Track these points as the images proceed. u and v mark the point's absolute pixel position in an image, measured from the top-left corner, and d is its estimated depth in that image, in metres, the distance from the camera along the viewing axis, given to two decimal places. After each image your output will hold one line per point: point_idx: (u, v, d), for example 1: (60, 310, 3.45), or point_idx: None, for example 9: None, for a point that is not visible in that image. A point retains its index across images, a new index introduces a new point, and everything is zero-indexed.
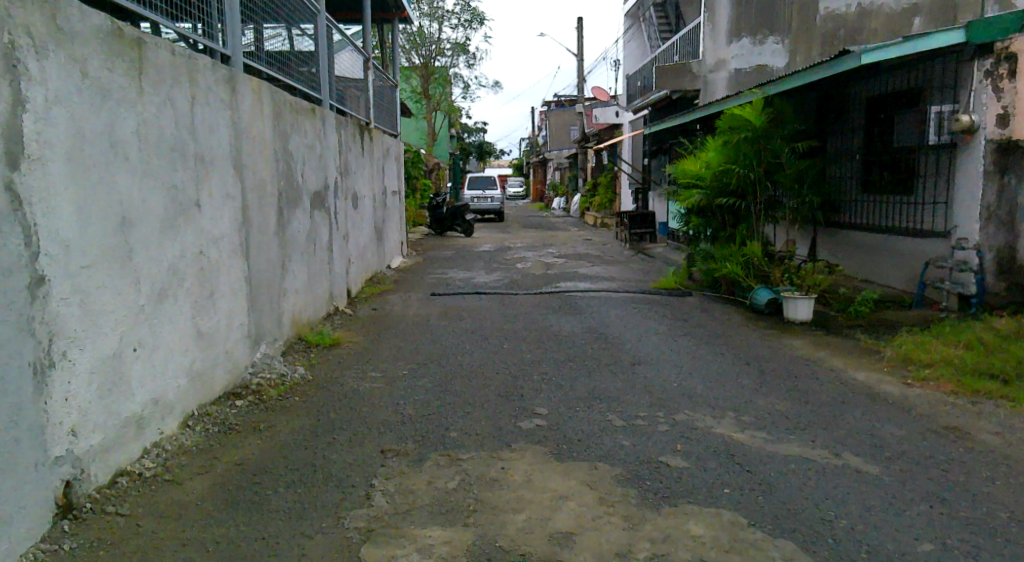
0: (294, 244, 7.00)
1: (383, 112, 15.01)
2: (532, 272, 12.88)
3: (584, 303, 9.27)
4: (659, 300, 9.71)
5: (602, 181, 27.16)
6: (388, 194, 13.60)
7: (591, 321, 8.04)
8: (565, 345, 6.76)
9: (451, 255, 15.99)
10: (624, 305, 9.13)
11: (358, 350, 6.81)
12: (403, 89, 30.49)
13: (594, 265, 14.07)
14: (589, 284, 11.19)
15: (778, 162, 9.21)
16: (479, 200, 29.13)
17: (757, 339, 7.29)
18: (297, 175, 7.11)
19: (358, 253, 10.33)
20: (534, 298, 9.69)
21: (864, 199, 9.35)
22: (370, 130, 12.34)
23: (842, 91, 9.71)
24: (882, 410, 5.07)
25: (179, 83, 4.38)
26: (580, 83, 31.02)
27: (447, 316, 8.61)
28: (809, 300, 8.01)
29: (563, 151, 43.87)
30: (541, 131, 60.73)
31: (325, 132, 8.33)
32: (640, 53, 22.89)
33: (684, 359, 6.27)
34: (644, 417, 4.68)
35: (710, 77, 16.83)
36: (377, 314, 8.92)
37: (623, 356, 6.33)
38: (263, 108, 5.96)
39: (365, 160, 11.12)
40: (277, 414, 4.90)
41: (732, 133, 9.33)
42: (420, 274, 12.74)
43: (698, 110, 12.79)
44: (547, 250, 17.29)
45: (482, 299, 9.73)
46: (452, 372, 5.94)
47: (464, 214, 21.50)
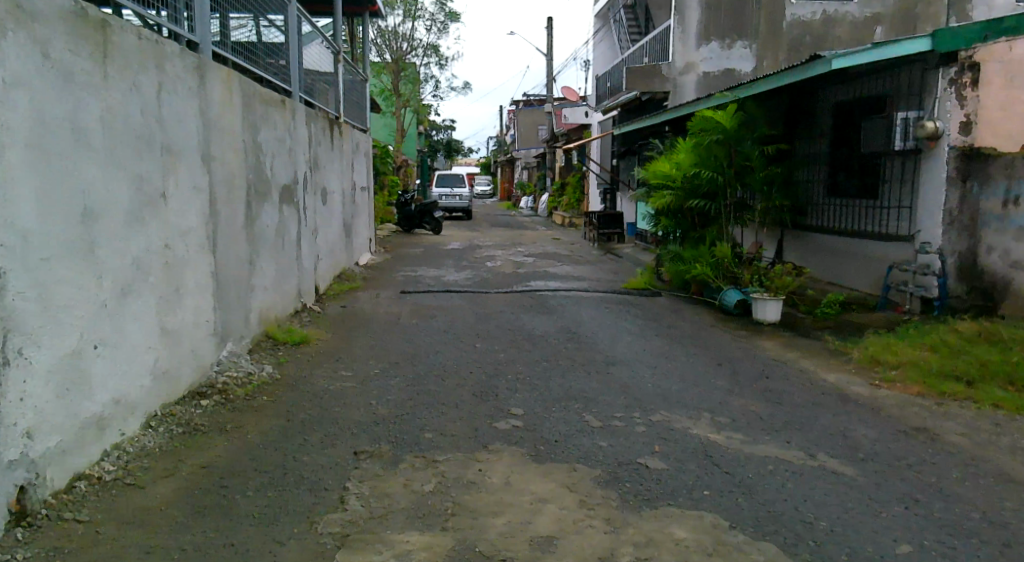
0: (262, 239, 6.83)
1: (352, 107, 14.81)
2: (502, 271, 12.82)
3: (555, 302, 9.24)
4: (629, 300, 9.72)
5: (571, 182, 27.23)
6: (358, 189, 13.45)
7: (564, 320, 8.00)
8: (539, 345, 6.70)
9: (420, 253, 15.86)
10: (595, 305, 9.11)
11: (327, 349, 6.68)
12: (374, 85, 30.27)
13: (564, 264, 14.06)
14: (560, 283, 11.17)
15: (748, 165, 9.24)
16: (448, 198, 28.97)
17: (729, 340, 7.32)
18: (266, 168, 6.94)
19: (327, 249, 10.18)
20: (505, 297, 9.62)
21: (831, 203, 9.41)
22: (340, 125, 12.16)
23: (811, 96, 9.75)
24: (853, 411, 5.09)
25: (146, 69, 4.22)
26: (549, 83, 31.05)
27: (418, 315, 8.51)
28: (779, 302, 8.06)
29: (531, 151, 43.90)
30: (508, 131, 60.71)
31: (294, 125, 8.15)
32: (610, 54, 22.94)
33: (658, 359, 6.26)
34: (621, 418, 4.64)
35: (681, 80, 15.95)
36: (346, 312, 8.78)
37: (597, 356, 6.29)
38: (231, 98, 5.79)
39: (334, 155, 10.94)
40: (245, 414, 4.77)
41: (703, 135, 9.33)
42: (389, 271, 12.60)
43: (667, 111, 12.79)
44: (517, 249, 17.24)
45: (452, 298, 9.64)
46: (424, 371, 5.84)
47: (433, 212, 21.36)
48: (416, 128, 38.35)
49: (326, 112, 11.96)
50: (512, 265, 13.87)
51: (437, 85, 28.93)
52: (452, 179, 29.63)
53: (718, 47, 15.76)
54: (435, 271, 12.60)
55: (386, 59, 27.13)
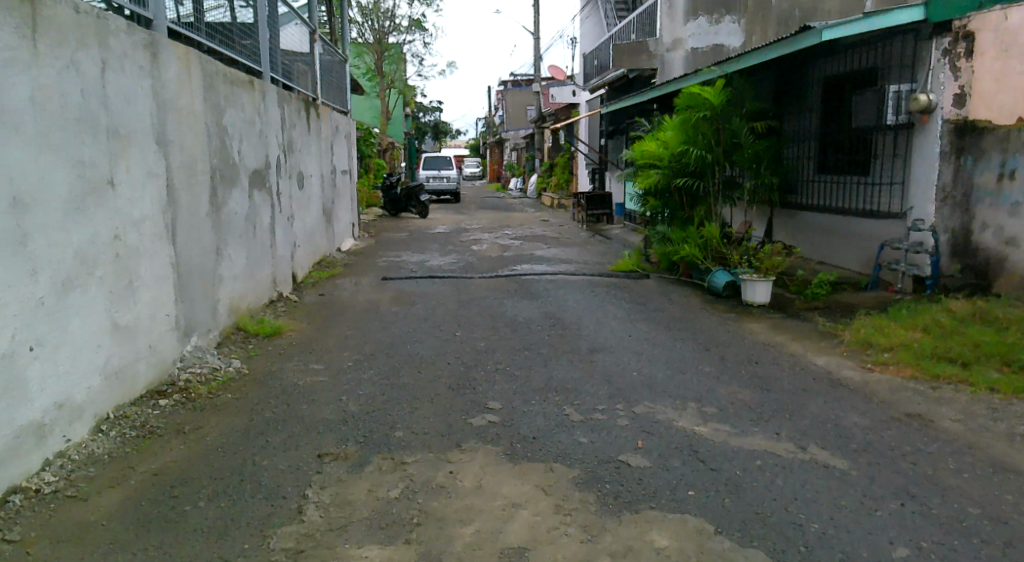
0: (230, 227, 6.55)
1: (331, 89, 14.46)
2: (488, 255, 12.56)
3: (540, 286, 9.00)
4: (616, 283, 9.49)
5: (560, 162, 26.91)
6: (339, 173, 13.14)
7: (548, 305, 7.77)
8: (520, 333, 6.47)
9: (405, 238, 15.57)
10: (581, 289, 8.88)
11: (300, 340, 6.43)
12: (358, 66, 29.82)
13: (551, 247, 13.80)
14: (546, 266, 10.93)
15: (736, 142, 8.97)
16: (436, 181, 28.61)
17: (716, 322, 7.10)
18: (233, 153, 6.65)
19: (305, 235, 9.90)
20: (489, 282, 9.38)
21: (821, 180, 9.17)
22: (319, 107, 11.83)
23: (800, 69, 9.47)
24: (844, 397, 4.87)
25: (88, 45, 3.98)
26: (536, 62, 30.61)
27: (397, 302, 8.25)
28: (768, 283, 7.84)
29: (520, 132, 43.49)
30: (497, 112, 60.16)
31: (265, 108, 7.84)
32: (597, 32, 22.55)
33: (643, 345, 6.03)
34: (602, 410, 4.41)
35: (667, 57, 16.26)
36: (325, 302, 8.52)
37: (580, 343, 6.06)
38: (191, 78, 5.50)
39: (312, 138, 10.64)
40: (207, 414, 4.55)
41: (689, 112, 9.06)
42: (372, 257, 12.33)
43: (654, 89, 12.51)
44: (504, 232, 16.98)
45: (434, 284, 9.38)
46: (399, 363, 5.60)
47: (419, 195, 21.05)
48: (403, 110, 37.85)
49: (303, 94, 11.63)
50: (497, 248, 13.61)
51: (422, 66, 28.49)
52: (439, 161, 29.23)
53: (705, 21, 15.50)
54: (420, 256, 12.34)
55: (369, 40, 26.67)
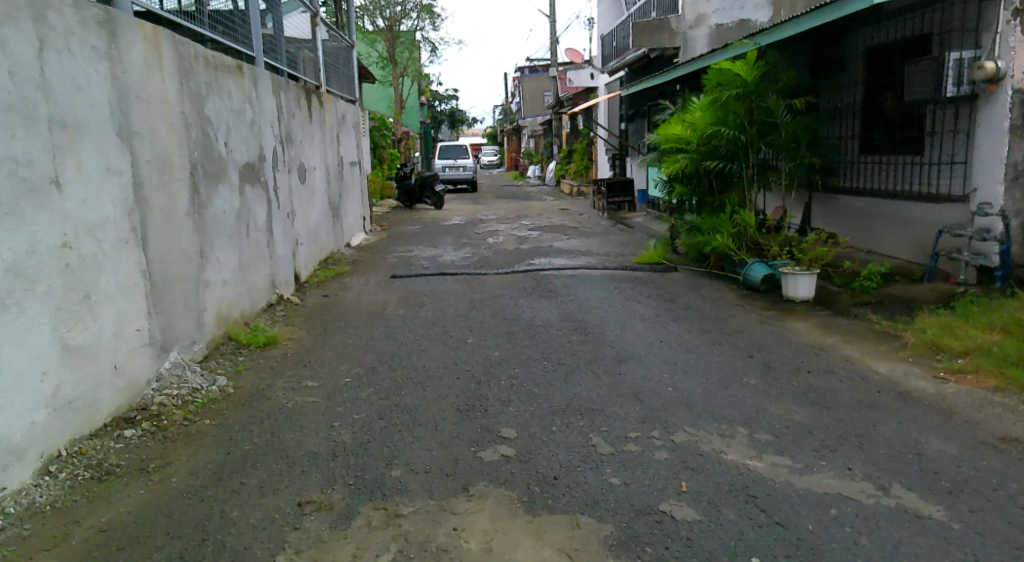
0: (216, 226, 5.94)
1: (337, 76, 13.81)
2: (504, 248, 11.89)
3: (559, 283, 8.32)
4: (641, 278, 8.79)
5: (578, 148, 26.14)
6: (346, 165, 12.50)
7: (568, 305, 7.09)
8: (538, 338, 5.81)
9: (417, 231, 14.92)
10: (604, 285, 8.19)
11: (296, 352, 5.83)
12: (369, 54, 29.14)
13: (570, 238, 13.11)
14: (565, 260, 10.23)
15: (773, 122, 8.21)
16: (451, 170, 27.92)
17: (756, 321, 6.40)
18: (218, 144, 6.03)
19: (307, 232, 9.26)
20: (504, 280, 8.72)
21: (865, 161, 8.41)
22: (322, 95, 11.20)
23: (839, 40, 8.69)
24: (919, 415, 4.18)
25: (18, 23, 3.39)
26: (553, 45, 29.76)
27: (405, 304, 7.62)
28: (813, 277, 7.06)
29: (537, 119, 42.69)
30: (513, 98, 59.24)
31: (257, 95, 7.24)
32: (615, 11, 21.67)
33: (677, 352, 5.35)
34: (635, 439, 3.74)
35: (690, 33, 15.63)
36: (328, 305, 7.92)
37: (605, 350, 5.39)
38: (162, 61, 4.88)
39: (314, 128, 10.01)
40: (179, 446, 3.92)
41: (719, 90, 8.31)
42: (381, 252, 11.70)
43: (678, 68, 11.73)
44: (521, 222, 16.30)
45: (446, 282, 8.74)
46: (402, 378, 4.97)
47: (433, 185, 20.40)
48: (417, 98, 37.13)
49: (306, 82, 11.00)
50: (514, 241, 12.94)
51: (435, 52, 27.76)
52: (454, 150, 28.54)
53: None
54: (432, 250, 11.70)
55: (380, 27, 25.97)
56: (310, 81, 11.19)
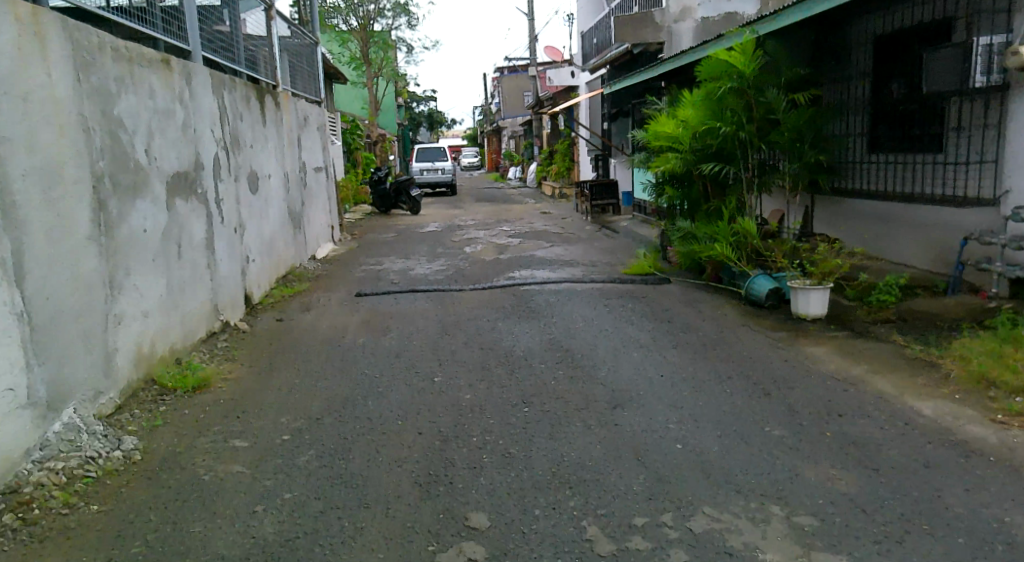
0: (132, 248, 5.04)
1: (299, 76, 12.90)
2: (482, 258, 11.01)
3: (541, 300, 7.48)
4: (632, 291, 7.97)
5: (559, 149, 25.30)
6: (309, 170, 11.57)
7: (552, 328, 6.25)
8: (517, 374, 4.94)
9: (391, 239, 14.01)
10: (591, 302, 7.35)
11: (231, 397, 4.94)
12: (343, 55, 28.19)
13: (553, 245, 12.25)
14: (548, 272, 9.38)
15: (774, 118, 7.35)
16: (430, 173, 27.01)
17: (766, 343, 5.59)
18: (131, 150, 5.12)
19: (260, 247, 8.33)
20: (481, 297, 7.86)
21: (876, 160, 7.57)
22: (280, 95, 10.26)
23: (844, 28, 7.85)
24: (987, 470, 3.33)
25: None
26: (532, 43, 28.91)
27: (367, 329, 6.71)
28: (826, 291, 6.10)
29: (518, 120, 41.80)
30: (493, 99, 58.40)
31: (186, 95, 6.31)
32: (595, 6, 20.85)
33: (681, 388, 4.50)
34: (642, 530, 2.89)
35: (675, 28, 14.66)
36: (279, 331, 7.00)
37: (598, 390, 4.53)
38: (35, 50, 4.00)
39: (269, 131, 9.13)
40: (44, 550, 3.05)
41: (714, 84, 7.43)
42: (349, 265, 10.77)
43: (666, 62, 10.88)
44: (502, 229, 15.44)
45: (415, 301, 7.85)
46: (350, 433, 4.09)
47: (409, 189, 19.49)
48: (394, 99, 36.18)
49: (262, 82, 10.12)
50: (493, 249, 12.06)
51: (410, 51, 26.86)
52: (432, 152, 27.62)
53: None
54: (404, 262, 10.80)
55: (354, 26, 25.05)
56: (266, 80, 10.25)
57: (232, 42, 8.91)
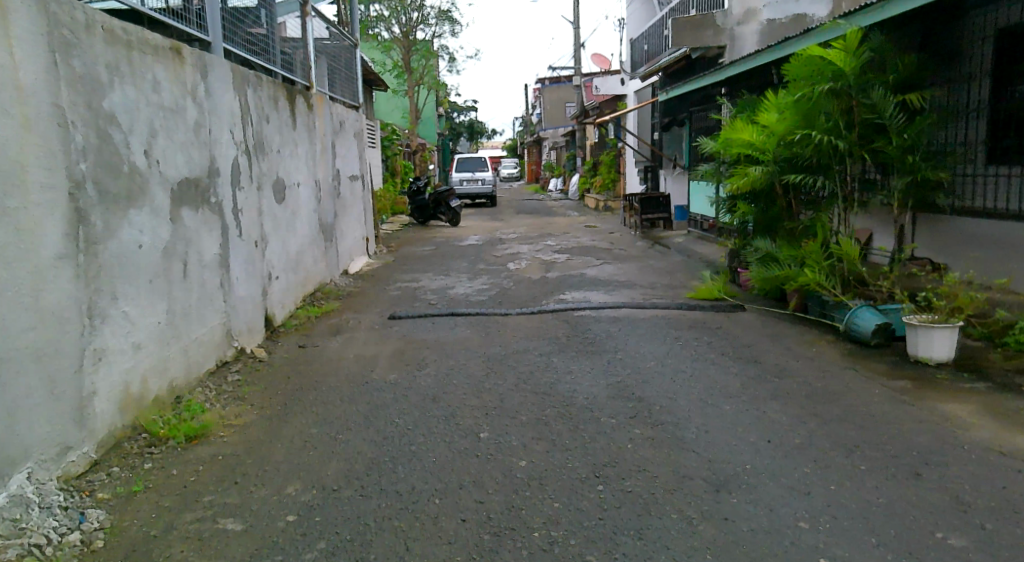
0: (123, 270, 4.21)
1: (337, 79, 12.15)
2: (528, 277, 10.09)
3: (600, 330, 6.50)
4: (703, 321, 6.95)
5: (604, 161, 24.31)
6: (344, 179, 10.76)
7: (617, 367, 5.28)
8: (582, 432, 3.98)
9: (429, 253, 13.16)
10: (658, 333, 6.36)
11: (233, 454, 4.06)
12: (385, 63, 27.62)
13: (603, 263, 11.28)
14: (602, 295, 8.41)
15: (880, 126, 6.25)
16: (470, 184, 26.21)
17: (885, 394, 4.55)
18: (125, 152, 4.29)
19: (284, 262, 7.50)
20: (530, 325, 6.92)
21: (1000, 175, 6.40)
22: (315, 97, 9.46)
23: (960, 20, 6.71)
24: None
25: None
26: (577, 52, 28.05)
27: (399, 362, 5.81)
28: (954, 331, 5.02)
29: (560, 131, 41.00)
30: (534, 110, 57.71)
31: (200, 89, 5.45)
32: (647, 12, 19.88)
33: (799, 461, 3.51)
34: None
35: (737, 32, 13.64)
36: (300, 360, 6.14)
37: (690, 460, 3.55)
38: None
39: (299, 135, 8.32)
40: None
41: (809, 85, 6.37)
42: (382, 282, 9.93)
43: (737, 65, 9.84)
44: (546, 243, 14.49)
45: (455, 327, 6.94)
46: (376, 515, 3.16)
47: (449, 200, 18.66)
48: (434, 108, 35.53)
49: (297, 83, 9.34)
50: (538, 267, 11.11)
51: (453, 59, 26.15)
52: (472, 162, 26.81)
53: None
54: (443, 280, 9.92)
55: (396, 33, 24.41)
56: (301, 81, 9.45)
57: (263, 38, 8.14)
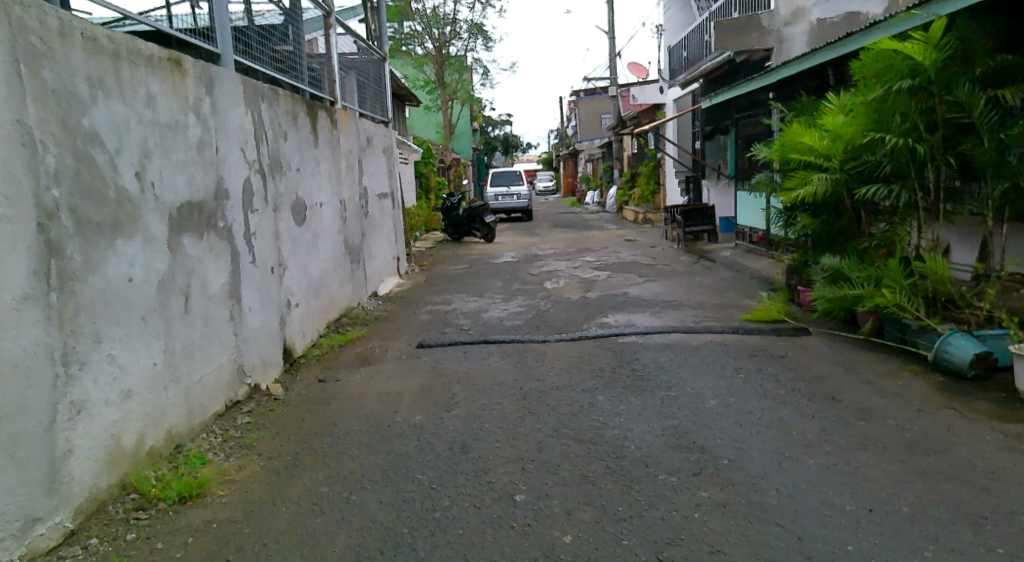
0: (111, 310, 3.69)
1: (365, 94, 11.70)
2: (567, 297, 9.47)
3: (649, 360, 5.86)
4: (762, 347, 6.27)
5: (643, 171, 23.62)
6: (372, 197, 10.28)
7: (672, 408, 4.64)
8: (639, 497, 3.36)
9: (463, 272, 12.62)
10: (715, 364, 5.70)
11: (230, 520, 3.51)
12: (418, 79, 27.32)
13: (646, 280, 10.62)
14: (648, 317, 7.75)
15: (967, 127, 5.56)
16: (505, 199, 25.69)
17: (997, 442, 3.84)
18: (112, 176, 3.78)
19: (305, 287, 7.02)
20: (571, 354, 6.30)
21: None
22: (341, 111, 9.01)
23: None
24: None
25: None
26: (612, 62, 27.43)
27: (426, 399, 5.24)
28: None
29: (595, 142, 40.38)
30: (569, 122, 57.21)
31: (203, 103, 4.93)
32: (686, 18, 19.21)
33: (915, 543, 2.84)
34: None
35: (784, 33, 12.91)
36: (320, 397, 5.62)
37: (778, 540, 2.91)
38: None
39: (322, 153, 7.85)
40: None
41: (883, 83, 5.73)
42: (412, 304, 9.41)
43: (792, 64, 9.16)
44: (585, 259, 13.86)
45: (488, 357, 6.35)
46: None
47: (483, 216, 18.14)
48: (468, 123, 35.20)
49: (323, 99, 8.84)
50: (578, 286, 10.49)
51: (486, 72, 25.73)
52: (507, 176, 26.30)
53: None
54: (476, 301, 9.36)
55: (429, 49, 24.06)
56: (327, 96, 8.98)
57: (285, 52, 7.66)
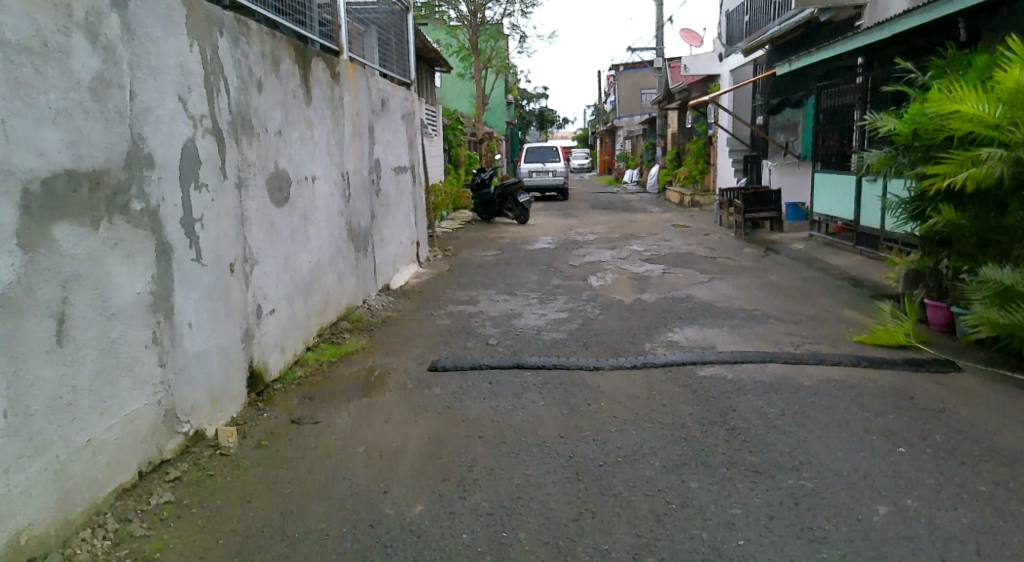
0: None
1: (384, 51, 9.95)
2: (617, 299, 7.74)
3: (750, 414, 4.14)
4: (905, 393, 4.49)
5: (691, 149, 21.62)
6: (386, 170, 8.61)
7: (817, 527, 2.98)
8: None
9: (492, 260, 10.92)
10: (851, 425, 3.94)
11: None
12: (450, 46, 25.45)
13: (710, 279, 8.84)
14: (729, 335, 6.01)
15: None
16: (540, 176, 23.87)
17: None
18: None
19: (287, 287, 5.37)
20: (636, 395, 4.60)
21: None
22: (350, 64, 7.33)
23: None
24: None
25: None
26: (659, 30, 25.27)
27: (434, 469, 3.59)
28: None
29: (635, 118, 38.26)
30: (607, 97, 54.91)
31: (109, 21, 3.26)
32: None
33: None
34: None
35: None
36: (286, 450, 3.99)
37: None
38: None
39: (316, 114, 6.19)
40: None
41: None
42: (430, 303, 7.75)
43: (921, 13, 7.27)
44: (632, 248, 12.08)
45: (523, 393, 4.68)
46: None
47: (516, 194, 16.36)
48: (503, 94, 33.29)
49: (334, 51, 7.18)
50: (629, 283, 8.75)
51: (524, 39, 23.78)
52: (543, 152, 24.44)
53: None
54: (507, 302, 7.69)
55: (463, 14, 22.16)
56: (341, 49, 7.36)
57: None
